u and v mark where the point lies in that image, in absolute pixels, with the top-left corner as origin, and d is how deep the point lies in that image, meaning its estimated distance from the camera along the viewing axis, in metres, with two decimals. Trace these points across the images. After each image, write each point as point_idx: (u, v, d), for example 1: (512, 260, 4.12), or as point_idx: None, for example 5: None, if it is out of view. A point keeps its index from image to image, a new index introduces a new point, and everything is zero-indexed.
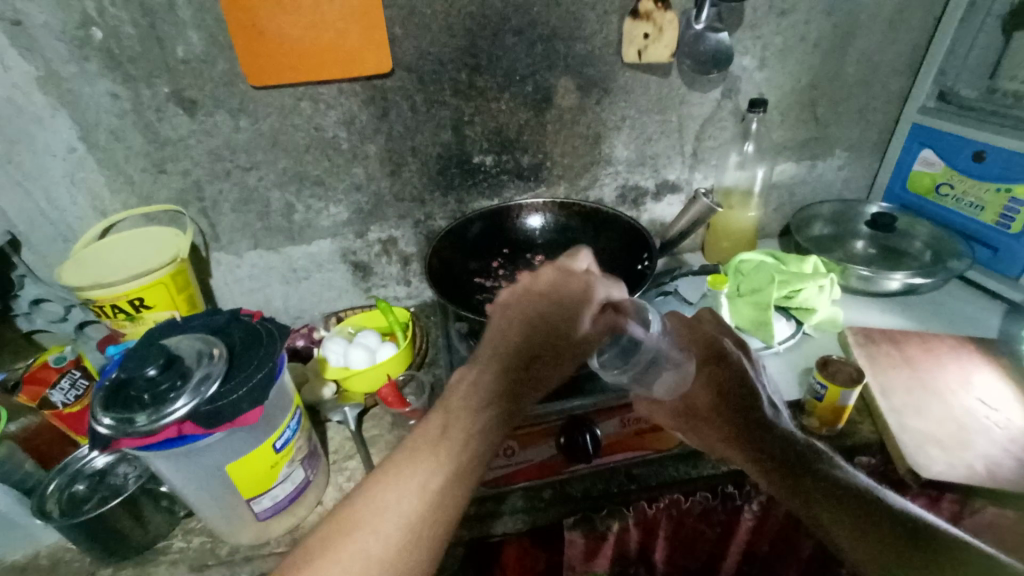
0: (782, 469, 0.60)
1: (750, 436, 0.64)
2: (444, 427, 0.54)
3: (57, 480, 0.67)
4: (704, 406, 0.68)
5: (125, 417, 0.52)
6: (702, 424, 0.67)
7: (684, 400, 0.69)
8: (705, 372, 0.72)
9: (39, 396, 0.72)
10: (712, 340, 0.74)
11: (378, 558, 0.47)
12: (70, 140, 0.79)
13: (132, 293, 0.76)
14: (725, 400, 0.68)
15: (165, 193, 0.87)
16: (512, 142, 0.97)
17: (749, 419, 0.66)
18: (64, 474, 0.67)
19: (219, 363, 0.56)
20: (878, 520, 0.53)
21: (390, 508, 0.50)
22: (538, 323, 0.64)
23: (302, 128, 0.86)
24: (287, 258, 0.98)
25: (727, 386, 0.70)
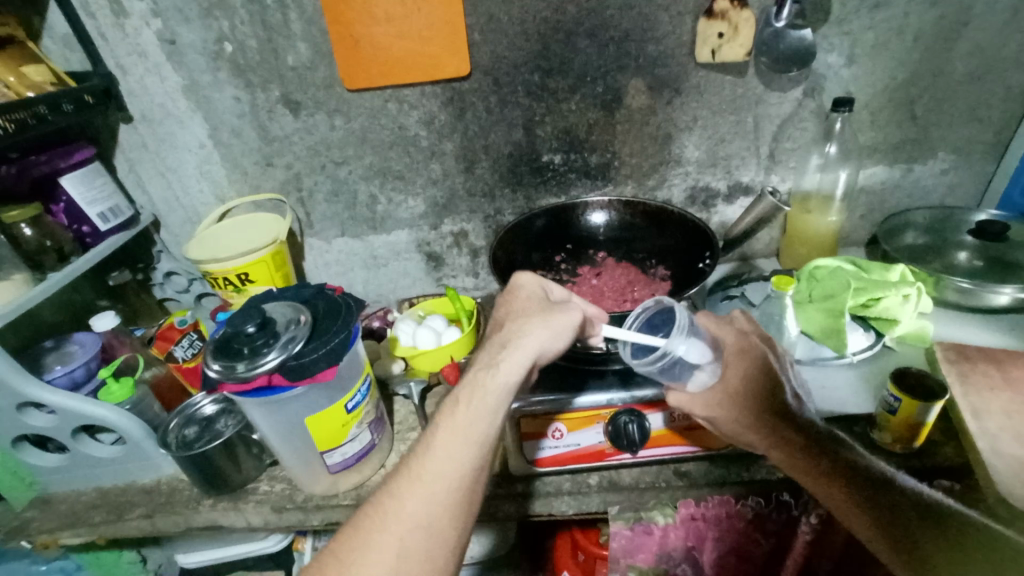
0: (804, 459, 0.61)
1: (775, 425, 0.63)
2: (458, 417, 0.58)
3: (177, 419, 0.79)
4: (733, 398, 0.65)
5: (228, 365, 0.61)
6: (732, 416, 0.64)
7: (716, 394, 0.65)
8: (737, 367, 0.67)
9: (166, 350, 0.88)
10: (741, 335, 0.69)
11: (411, 522, 0.53)
12: (201, 138, 0.93)
13: (239, 268, 0.89)
14: (755, 388, 0.65)
15: (271, 183, 0.99)
16: (581, 141, 1.00)
17: (776, 411, 0.64)
18: (181, 416, 0.80)
19: (304, 327, 0.65)
20: (897, 507, 0.57)
21: (419, 483, 0.55)
22: (517, 321, 0.64)
23: (388, 127, 0.95)
24: (369, 245, 1.08)
25: (758, 379, 0.66)
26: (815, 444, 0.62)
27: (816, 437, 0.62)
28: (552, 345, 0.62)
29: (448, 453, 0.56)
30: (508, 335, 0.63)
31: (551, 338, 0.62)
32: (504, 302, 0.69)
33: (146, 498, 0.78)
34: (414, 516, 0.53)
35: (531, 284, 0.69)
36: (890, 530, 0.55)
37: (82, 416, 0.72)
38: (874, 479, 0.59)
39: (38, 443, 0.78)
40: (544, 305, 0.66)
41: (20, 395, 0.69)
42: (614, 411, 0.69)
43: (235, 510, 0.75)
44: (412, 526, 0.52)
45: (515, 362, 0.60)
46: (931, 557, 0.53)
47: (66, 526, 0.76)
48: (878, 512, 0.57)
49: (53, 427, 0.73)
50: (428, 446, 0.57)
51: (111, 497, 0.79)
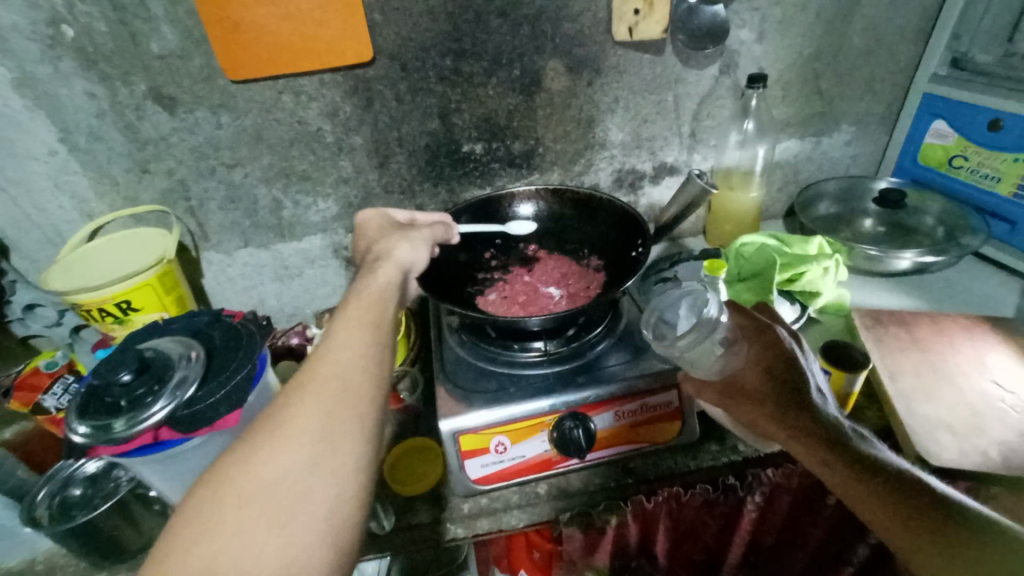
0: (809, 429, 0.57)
1: (796, 415, 0.59)
2: (358, 301, 0.57)
3: (47, 487, 0.65)
4: (753, 391, 0.62)
5: (101, 424, 0.50)
6: (746, 405, 0.62)
7: (738, 387, 0.63)
8: (756, 360, 0.65)
9: (33, 402, 0.73)
10: (763, 326, 0.67)
11: (334, 376, 0.49)
12: (50, 143, 0.78)
13: (118, 295, 0.76)
14: (773, 381, 0.62)
15: (151, 193, 0.86)
16: (502, 128, 0.94)
17: (791, 399, 0.60)
18: (54, 481, 0.66)
19: (197, 366, 0.55)
20: (919, 508, 0.50)
21: (327, 377, 0.48)
22: (381, 239, 0.69)
23: (285, 122, 0.85)
24: (278, 255, 0.97)
25: (777, 366, 0.63)
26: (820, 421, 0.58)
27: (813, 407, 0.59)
28: (418, 259, 0.68)
29: (339, 398, 0.47)
30: (381, 253, 0.66)
31: (414, 252, 0.68)
32: (355, 238, 0.73)
33: None
34: (326, 412, 0.46)
35: (375, 215, 0.74)
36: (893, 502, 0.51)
37: None
38: (891, 473, 0.52)
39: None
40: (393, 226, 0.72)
41: None
42: (558, 417, 0.66)
43: None
44: (278, 508, 0.40)
45: (387, 278, 0.62)
46: (948, 553, 0.47)
47: None
48: (900, 503, 0.50)
49: None
50: (286, 415, 0.45)
51: None
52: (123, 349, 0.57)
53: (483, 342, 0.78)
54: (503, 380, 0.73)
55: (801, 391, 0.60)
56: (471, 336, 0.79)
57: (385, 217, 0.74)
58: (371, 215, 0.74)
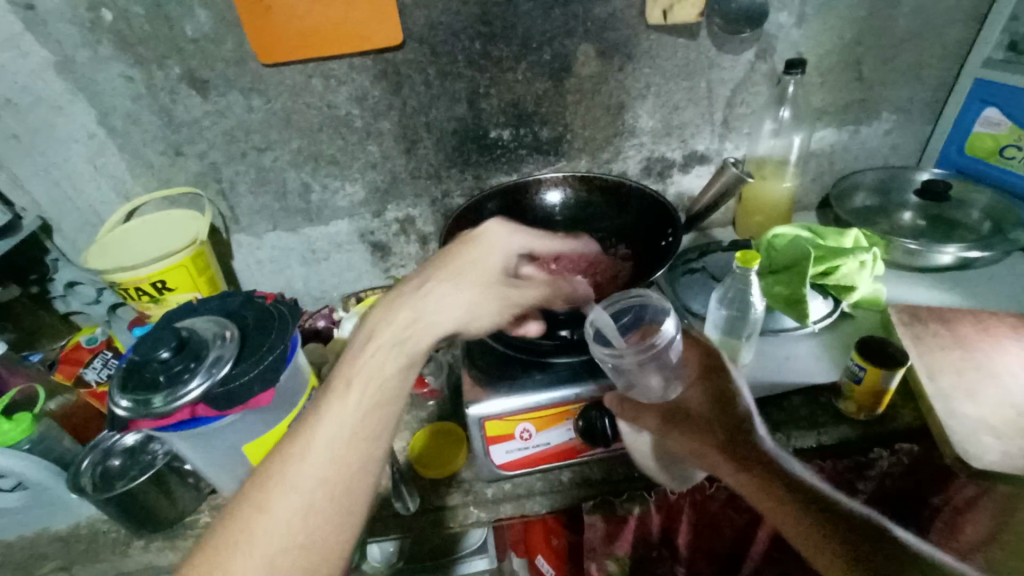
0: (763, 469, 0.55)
1: (749, 449, 0.57)
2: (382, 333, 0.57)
3: (91, 456, 0.68)
4: (696, 422, 0.60)
5: (140, 398, 0.52)
6: (693, 433, 0.59)
7: (680, 416, 0.60)
8: (699, 391, 0.63)
9: (75, 375, 0.77)
10: (709, 356, 0.65)
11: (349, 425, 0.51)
12: (90, 125, 0.80)
13: (153, 275, 0.78)
14: (718, 415, 0.60)
15: (184, 175, 0.87)
16: (530, 114, 0.93)
17: (738, 434, 0.58)
18: (96, 451, 0.69)
19: (231, 345, 0.56)
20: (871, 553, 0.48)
21: (339, 427, 0.51)
22: (472, 280, 0.62)
23: (315, 106, 0.85)
24: (306, 238, 0.98)
25: (725, 398, 0.61)
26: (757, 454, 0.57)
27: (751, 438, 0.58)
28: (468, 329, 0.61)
29: (348, 450, 0.50)
30: (425, 310, 0.59)
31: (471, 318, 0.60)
32: (456, 247, 0.65)
33: (64, 547, 0.69)
34: (332, 461, 0.49)
35: (502, 237, 0.67)
36: (833, 537, 0.50)
37: None
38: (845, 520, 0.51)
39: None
40: (494, 268, 0.65)
41: None
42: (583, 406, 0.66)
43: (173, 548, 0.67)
44: (304, 520, 0.47)
45: (418, 343, 0.57)
46: None
47: None
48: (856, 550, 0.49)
49: None
50: (297, 458, 0.49)
51: (19, 551, 0.69)
52: (162, 326, 0.59)
53: (508, 330, 0.78)
54: (527, 369, 0.72)
55: (744, 426, 0.59)
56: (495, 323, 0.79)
57: (503, 246, 0.67)
58: (490, 228, 0.67)
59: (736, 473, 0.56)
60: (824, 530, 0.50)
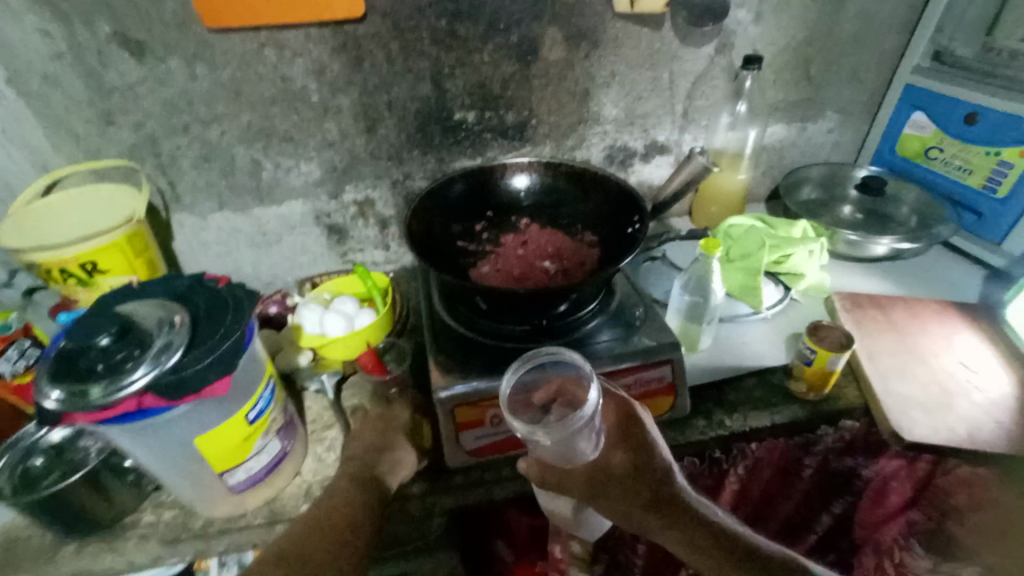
0: (689, 527, 0.61)
1: (672, 507, 0.61)
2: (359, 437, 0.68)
3: (8, 456, 0.63)
4: (614, 486, 0.60)
5: (77, 390, 0.48)
6: (614, 498, 0.60)
7: (597, 480, 0.60)
8: (619, 450, 0.61)
9: None
10: (625, 411, 0.62)
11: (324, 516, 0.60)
12: (2, 86, 0.71)
13: (82, 256, 0.70)
14: (637, 476, 0.61)
15: (116, 147, 0.79)
16: (495, 97, 0.91)
17: (656, 494, 0.61)
18: (16, 450, 0.63)
19: (181, 331, 0.51)
20: None
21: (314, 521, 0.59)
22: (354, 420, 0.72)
23: (267, 77, 0.79)
24: (256, 219, 0.91)
25: (643, 456, 0.61)
26: (676, 503, 0.61)
27: (672, 492, 0.61)
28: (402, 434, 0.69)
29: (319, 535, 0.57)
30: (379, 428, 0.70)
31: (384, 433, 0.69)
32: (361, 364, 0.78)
33: None
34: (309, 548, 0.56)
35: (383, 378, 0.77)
36: None
37: None
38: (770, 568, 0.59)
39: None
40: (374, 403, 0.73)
41: None
42: None
43: (109, 553, 0.61)
44: None
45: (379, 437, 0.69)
46: None
47: None
48: None
49: None
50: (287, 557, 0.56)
51: None
52: (99, 310, 0.54)
53: (475, 318, 0.76)
54: (494, 355, 0.71)
55: (662, 486, 0.61)
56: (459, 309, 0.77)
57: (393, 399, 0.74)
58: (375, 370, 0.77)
59: (663, 528, 0.61)
60: (748, 575, 0.59)
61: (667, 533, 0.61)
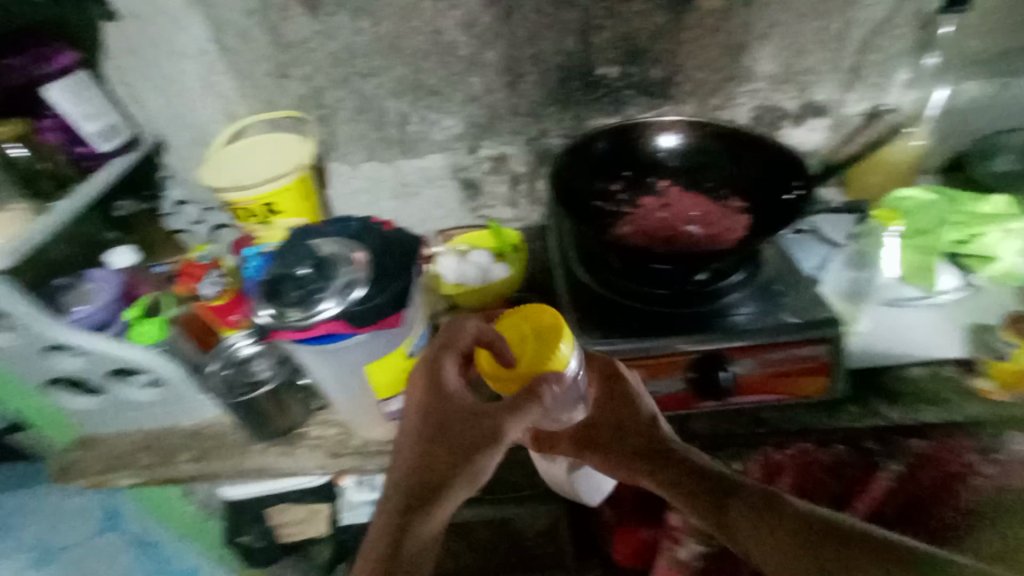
0: (703, 489, 0.61)
1: (660, 461, 0.64)
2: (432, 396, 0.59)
3: (215, 362, 0.73)
4: (595, 437, 0.70)
5: (279, 310, 0.54)
6: (599, 450, 0.69)
7: (578, 435, 0.70)
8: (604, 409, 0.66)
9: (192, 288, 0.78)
10: (601, 371, 0.65)
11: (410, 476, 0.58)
12: (202, 41, 0.79)
13: (262, 198, 0.79)
14: (629, 432, 0.66)
15: (288, 99, 0.85)
16: (642, 51, 0.85)
17: (648, 447, 0.65)
18: (219, 358, 0.73)
19: (363, 271, 0.57)
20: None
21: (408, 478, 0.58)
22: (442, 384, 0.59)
23: (422, 31, 0.80)
24: (399, 171, 0.96)
25: (624, 414, 0.65)
26: (664, 453, 0.64)
27: (666, 446, 0.64)
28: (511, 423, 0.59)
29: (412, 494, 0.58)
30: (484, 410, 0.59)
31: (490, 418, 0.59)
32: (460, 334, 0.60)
33: (194, 441, 0.77)
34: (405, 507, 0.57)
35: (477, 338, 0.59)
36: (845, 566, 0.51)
37: (106, 355, 0.70)
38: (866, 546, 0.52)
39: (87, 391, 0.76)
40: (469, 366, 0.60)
41: (38, 333, 0.66)
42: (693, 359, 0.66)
43: (288, 455, 0.73)
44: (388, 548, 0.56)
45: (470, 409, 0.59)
46: None
47: (115, 469, 0.76)
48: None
49: (79, 373, 0.71)
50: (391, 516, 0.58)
51: (155, 440, 0.78)
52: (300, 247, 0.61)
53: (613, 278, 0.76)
54: (627, 318, 0.71)
55: (648, 441, 0.65)
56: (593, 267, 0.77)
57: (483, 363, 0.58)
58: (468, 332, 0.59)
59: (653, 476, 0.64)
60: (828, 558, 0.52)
61: (671, 494, 0.63)
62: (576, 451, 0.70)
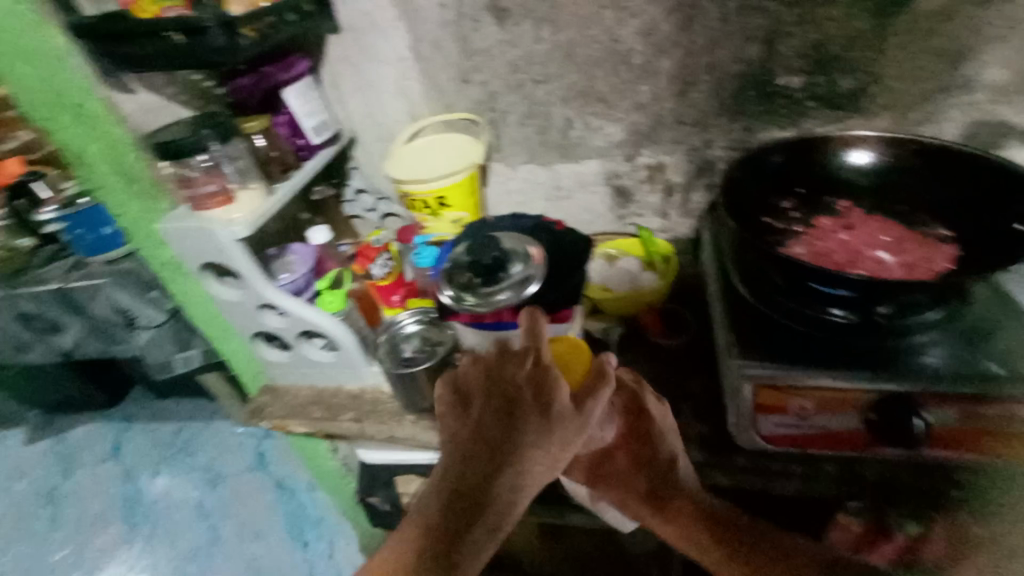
0: (709, 540, 0.56)
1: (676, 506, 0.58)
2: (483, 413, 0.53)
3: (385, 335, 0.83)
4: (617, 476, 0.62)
5: (459, 289, 0.59)
6: (609, 485, 0.62)
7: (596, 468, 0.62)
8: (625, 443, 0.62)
9: (365, 268, 0.93)
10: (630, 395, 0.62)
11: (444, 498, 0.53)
12: (401, 49, 0.88)
13: (437, 192, 0.86)
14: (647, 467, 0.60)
15: (465, 103, 0.92)
16: (834, 58, 0.77)
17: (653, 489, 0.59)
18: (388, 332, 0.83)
19: (537, 266, 0.59)
20: None
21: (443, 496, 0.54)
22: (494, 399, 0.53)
23: (600, 39, 0.82)
24: (555, 174, 0.99)
25: (645, 449, 0.61)
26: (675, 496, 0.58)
27: (672, 488, 0.59)
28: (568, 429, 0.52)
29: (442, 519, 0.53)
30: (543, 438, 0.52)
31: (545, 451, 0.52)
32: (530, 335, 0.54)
33: (356, 403, 0.87)
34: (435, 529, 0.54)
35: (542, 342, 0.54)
36: None
37: (303, 318, 0.81)
38: None
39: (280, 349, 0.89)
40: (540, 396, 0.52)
41: (257, 294, 0.78)
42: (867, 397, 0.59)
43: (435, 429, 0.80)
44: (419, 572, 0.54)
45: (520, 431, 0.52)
46: None
47: (292, 417, 0.88)
48: None
49: (280, 331, 0.83)
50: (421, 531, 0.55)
51: (325, 396, 0.89)
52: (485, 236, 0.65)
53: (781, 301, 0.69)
54: (796, 342, 0.65)
55: (663, 480, 0.59)
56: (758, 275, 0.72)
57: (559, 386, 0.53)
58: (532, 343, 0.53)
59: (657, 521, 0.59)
60: None
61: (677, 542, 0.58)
62: (587, 480, 0.63)
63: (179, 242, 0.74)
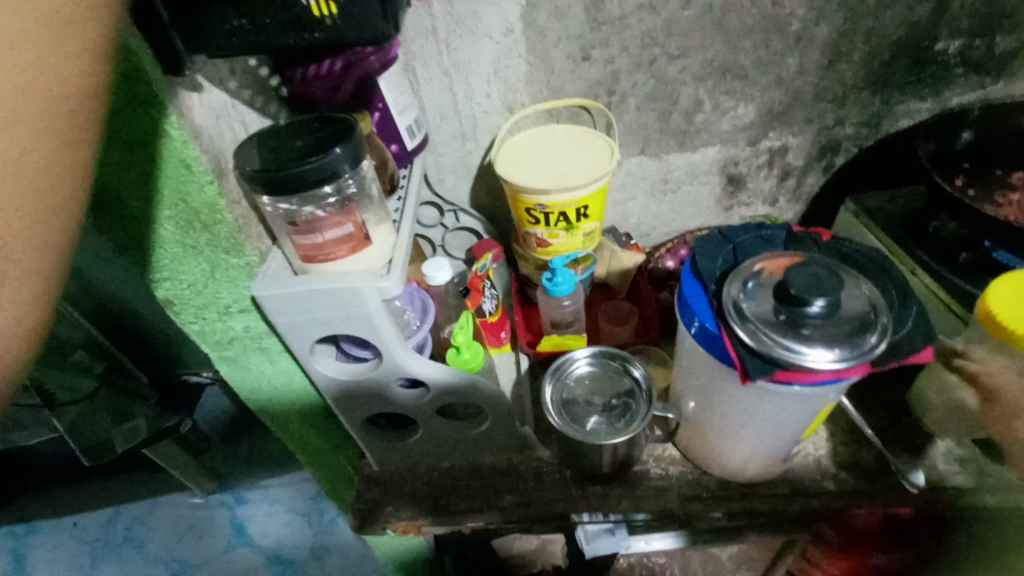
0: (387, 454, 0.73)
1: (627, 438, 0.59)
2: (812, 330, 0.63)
3: (554, 380, 0.65)
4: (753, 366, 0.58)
5: (763, 329, 0.47)
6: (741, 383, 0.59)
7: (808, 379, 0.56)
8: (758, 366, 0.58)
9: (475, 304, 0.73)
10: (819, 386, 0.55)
11: None
12: (510, 18, 0.68)
13: (581, 200, 0.69)
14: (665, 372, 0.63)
15: (578, 86, 0.75)
16: (1002, 18, 0.74)
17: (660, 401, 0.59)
18: (555, 376, 0.65)
19: (873, 307, 0.49)
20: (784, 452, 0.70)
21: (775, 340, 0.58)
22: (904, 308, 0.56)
23: (759, 3, 0.69)
24: (666, 165, 0.85)
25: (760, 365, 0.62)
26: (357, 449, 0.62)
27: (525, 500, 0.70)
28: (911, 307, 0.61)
29: None
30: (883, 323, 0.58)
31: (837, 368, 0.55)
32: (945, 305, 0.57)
33: (508, 481, 0.68)
34: None
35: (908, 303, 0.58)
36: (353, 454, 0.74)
37: (446, 391, 0.60)
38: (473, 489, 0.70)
39: (398, 433, 0.68)
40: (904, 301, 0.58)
41: (395, 370, 0.57)
42: None
43: (632, 498, 0.65)
44: None
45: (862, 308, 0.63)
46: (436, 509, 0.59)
47: (428, 515, 0.67)
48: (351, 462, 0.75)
49: (408, 413, 0.63)
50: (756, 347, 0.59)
51: (459, 478, 0.69)
52: (780, 259, 0.53)
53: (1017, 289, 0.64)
54: None
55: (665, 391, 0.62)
56: (968, 255, 0.66)
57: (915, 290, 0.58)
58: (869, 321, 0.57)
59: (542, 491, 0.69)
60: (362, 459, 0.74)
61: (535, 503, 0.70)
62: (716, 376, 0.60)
63: (285, 316, 0.51)
